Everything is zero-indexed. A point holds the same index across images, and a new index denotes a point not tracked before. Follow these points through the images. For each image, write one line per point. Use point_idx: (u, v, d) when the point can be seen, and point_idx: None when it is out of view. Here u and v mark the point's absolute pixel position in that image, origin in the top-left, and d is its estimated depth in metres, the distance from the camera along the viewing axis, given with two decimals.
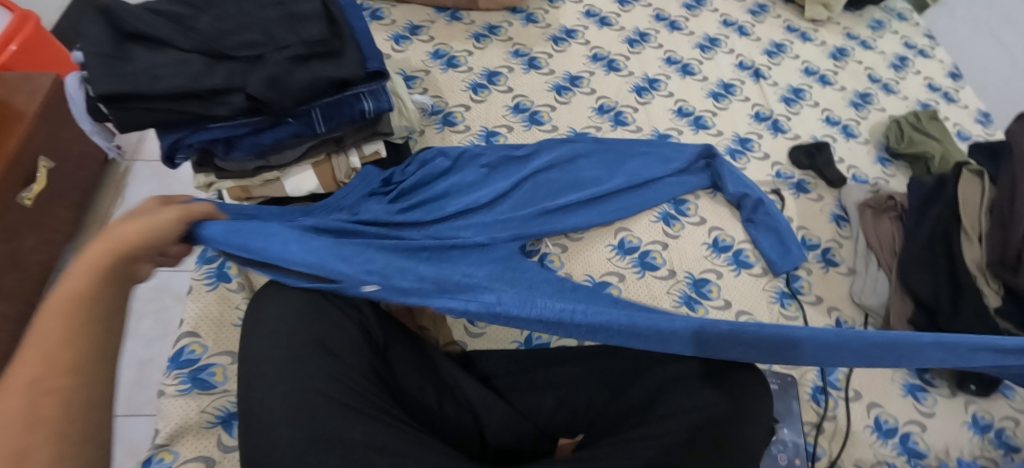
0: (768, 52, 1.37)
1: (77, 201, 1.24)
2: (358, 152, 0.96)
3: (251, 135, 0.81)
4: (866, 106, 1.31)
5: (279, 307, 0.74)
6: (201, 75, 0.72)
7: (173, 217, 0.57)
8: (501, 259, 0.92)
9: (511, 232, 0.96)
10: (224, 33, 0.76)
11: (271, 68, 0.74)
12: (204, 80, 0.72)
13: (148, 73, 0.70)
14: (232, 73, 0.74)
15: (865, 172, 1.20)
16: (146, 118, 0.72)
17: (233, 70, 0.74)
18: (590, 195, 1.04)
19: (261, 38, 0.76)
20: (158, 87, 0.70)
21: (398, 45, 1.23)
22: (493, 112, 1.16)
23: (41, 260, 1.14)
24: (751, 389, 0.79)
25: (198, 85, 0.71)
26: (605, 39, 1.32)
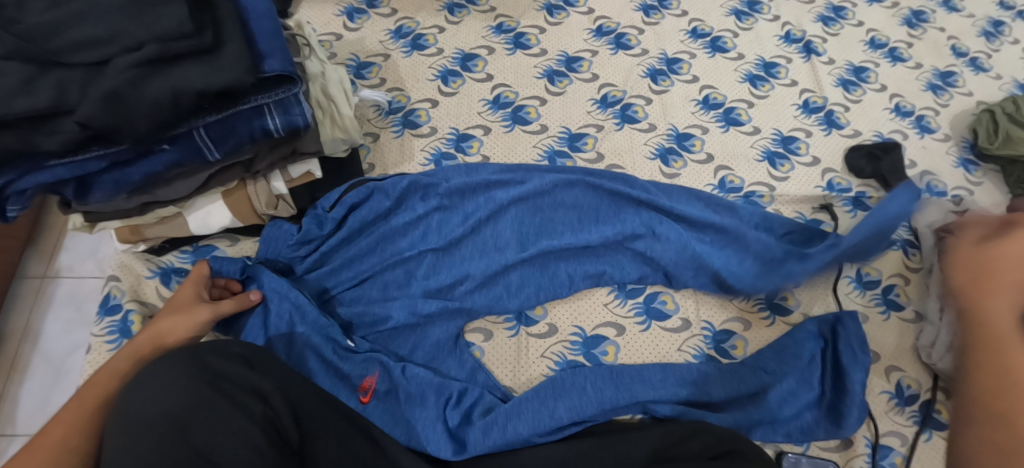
0: (824, 18, 1.08)
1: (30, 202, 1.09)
2: (284, 175, 0.75)
3: (113, 169, 0.61)
4: (949, 89, 1.02)
5: (150, 405, 0.56)
6: (14, 94, 0.52)
7: (204, 316, 0.70)
8: (434, 346, 0.77)
9: (449, 303, 0.78)
10: (54, 28, 0.53)
11: (108, 83, 0.53)
12: (18, 101, 0.51)
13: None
14: (63, 87, 0.53)
15: (943, 181, 0.94)
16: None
17: (63, 82, 0.53)
18: (563, 245, 0.81)
19: (103, 33, 0.54)
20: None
21: (352, 21, 0.99)
22: (466, 107, 0.93)
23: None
24: None
25: (9, 109, 0.51)
26: (613, 6, 1.06)
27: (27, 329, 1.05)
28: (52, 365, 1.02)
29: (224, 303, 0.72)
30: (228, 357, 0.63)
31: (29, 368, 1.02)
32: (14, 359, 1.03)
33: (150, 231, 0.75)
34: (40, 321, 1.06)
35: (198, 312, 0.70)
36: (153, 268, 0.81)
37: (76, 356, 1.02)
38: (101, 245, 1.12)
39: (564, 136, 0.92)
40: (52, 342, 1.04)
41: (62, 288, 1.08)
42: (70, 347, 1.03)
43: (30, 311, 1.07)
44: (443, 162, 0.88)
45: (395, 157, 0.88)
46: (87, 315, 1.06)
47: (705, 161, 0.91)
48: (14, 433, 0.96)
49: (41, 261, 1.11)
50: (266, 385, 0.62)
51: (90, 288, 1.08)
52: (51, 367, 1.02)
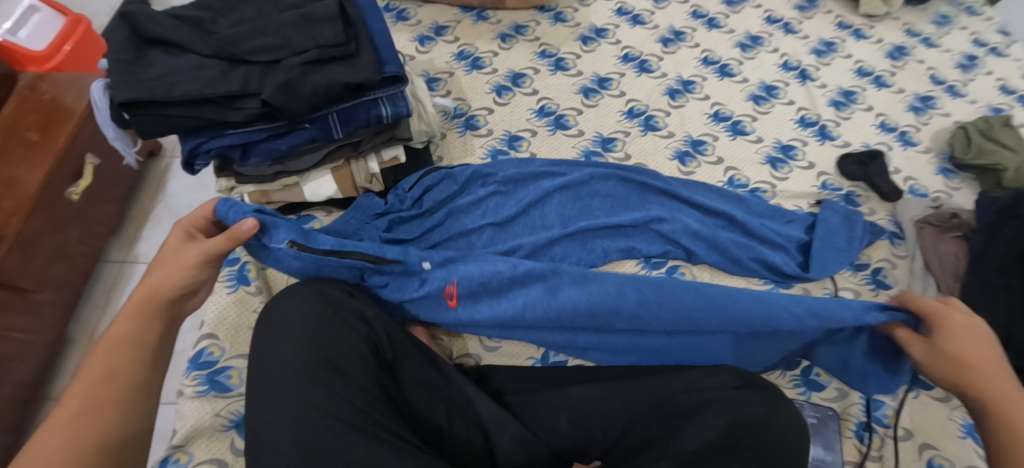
0: (817, 50, 1.27)
1: (125, 194, 1.24)
2: (377, 157, 0.94)
3: (267, 140, 0.80)
4: (929, 111, 1.18)
5: (285, 320, 0.72)
6: (217, 80, 0.70)
7: (194, 257, 0.70)
8: None
9: None
10: (241, 37, 0.73)
11: (285, 74, 0.71)
12: (221, 85, 0.70)
13: (166, 79, 0.70)
14: (248, 78, 0.72)
15: (925, 185, 1.09)
16: (163, 124, 0.71)
17: (249, 74, 0.72)
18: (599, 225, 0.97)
19: (279, 41, 0.74)
20: (175, 93, 0.69)
21: (422, 46, 1.20)
22: (517, 115, 1.11)
23: (86, 252, 1.13)
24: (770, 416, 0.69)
25: (215, 90, 0.70)
26: (638, 38, 1.25)
27: (106, 306, 1.19)
28: None
29: (212, 241, 0.71)
30: (338, 289, 0.78)
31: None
32: (93, 333, 1.16)
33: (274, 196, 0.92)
34: (117, 301, 1.19)
35: (187, 253, 0.71)
36: None
37: None
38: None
39: (597, 139, 1.10)
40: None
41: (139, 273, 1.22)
42: None
43: (109, 291, 1.21)
44: (498, 157, 1.06)
45: (459, 152, 1.07)
46: None
47: (716, 163, 1.08)
48: None
49: (123, 249, 1.25)
50: (368, 312, 0.77)
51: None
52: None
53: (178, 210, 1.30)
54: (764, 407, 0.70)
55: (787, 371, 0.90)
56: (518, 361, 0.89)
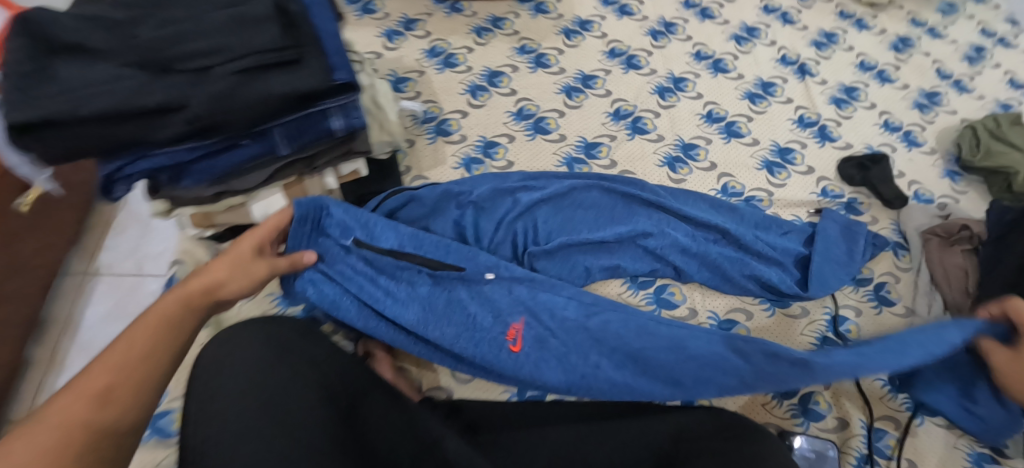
0: (817, 43, 1.18)
1: (81, 204, 1.15)
2: (335, 172, 0.85)
3: (202, 160, 0.71)
4: (934, 108, 1.11)
5: (229, 363, 0.64)
6: (135, 94, 0.61)
7: (262, 272, 0.67)
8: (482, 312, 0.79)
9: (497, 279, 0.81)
10: (166, 42, 0.64)
11: (215, 85, 0.63)
12: (141, 99, 0.61)
13: (75, 93, 0.60)
14: (174, 89, 0.62)
15: (930, 189, 1.01)
16: (74, 146, 0.61)
17: (175, 85, 0.63)
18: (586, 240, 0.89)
19: (211, 45, 0.64)
20: (85, 110, 0.59)
21: (390, 41, 1.10)
22: (493, 118, 1.03)
23: (43, 264, 1.05)
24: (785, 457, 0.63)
25: (134, 104, 0.61)
26: (625, 31, 1.16)
27: (68, 321, 1.11)
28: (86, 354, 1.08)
29: (281, 262, 0.71)
30: (289, 331, 0.71)
31: (66, 358, 1.07)
32: (54, 350, 1.08)
33: (218, 218, 0.84)
34: (80, 315, 1.11)
35: (258, 268, 0.67)
36: (212, 254, 0.90)
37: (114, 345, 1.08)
38: (143, 243, 1.19)
39: (580, 144, 1.01)
40: (91, 334, 1.09)
41: (101, 284, 1.15)
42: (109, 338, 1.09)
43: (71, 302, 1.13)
44: (473, 166, 0.98)
45: (430, 161, 0.98)
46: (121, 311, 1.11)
47: (709, 169, 1.00)
48: None
49: (82, 258, 1.18)
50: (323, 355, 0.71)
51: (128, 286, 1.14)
52: (87, 354, 1.07)
53: (143, 216, 1.22)
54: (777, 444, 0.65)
55: (784, 400, 0.83)
56: (492, 395, 0.86)
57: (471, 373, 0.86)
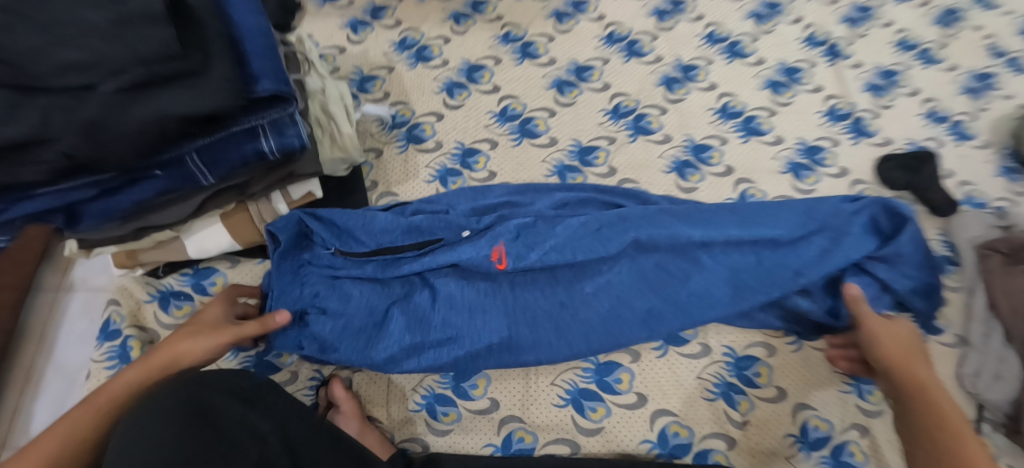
0: (849, 18, 1.02)
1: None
2: (284, 196, 0.75)
3: (102, 197, 0.60)
4: (988, 92, 0.95)
5: (137, 453, 0.52)
6: None
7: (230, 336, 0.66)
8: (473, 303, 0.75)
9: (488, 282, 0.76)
10: (32, 53, 0.51)
11: (92, 110, 0.52)
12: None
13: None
14: (48, 113, 0.52)
15: (985, 191, 0.85)
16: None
17: (48, 108, 0.52)
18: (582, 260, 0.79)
19: (88, 57, 0.52)
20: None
21: (355, 33, 0.97)
22: (472, 121, 0.89)
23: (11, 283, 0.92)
24: None
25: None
26: (626, 12, 1.01)
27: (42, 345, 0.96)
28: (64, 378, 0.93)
29: (247, 326, 0.67)
30: (223, 394, 0.61)
31: (42, 381, 0.93)
32: (29, 370, 0.94)
33: (145, 254, 0.74)
34: (55, 331, 0.97)
35: (222, 333, 0.66)
36: (151, 293, 0.80)
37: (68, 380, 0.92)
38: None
39: (574, 149, 0.88)
40: (67, 354, 0.95)
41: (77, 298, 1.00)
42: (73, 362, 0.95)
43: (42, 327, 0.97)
44: (449, 179, 0.85)
45: (400, 175, 0.86)
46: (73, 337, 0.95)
47: (724, 174, 0.86)
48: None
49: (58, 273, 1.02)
50: (262, 426, 0.61)
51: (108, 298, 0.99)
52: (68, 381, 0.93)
53: None
54: None
55: (812, 452, 0.70)
56: (473, 448, 0.74)
57: (450, 424, 0.75)
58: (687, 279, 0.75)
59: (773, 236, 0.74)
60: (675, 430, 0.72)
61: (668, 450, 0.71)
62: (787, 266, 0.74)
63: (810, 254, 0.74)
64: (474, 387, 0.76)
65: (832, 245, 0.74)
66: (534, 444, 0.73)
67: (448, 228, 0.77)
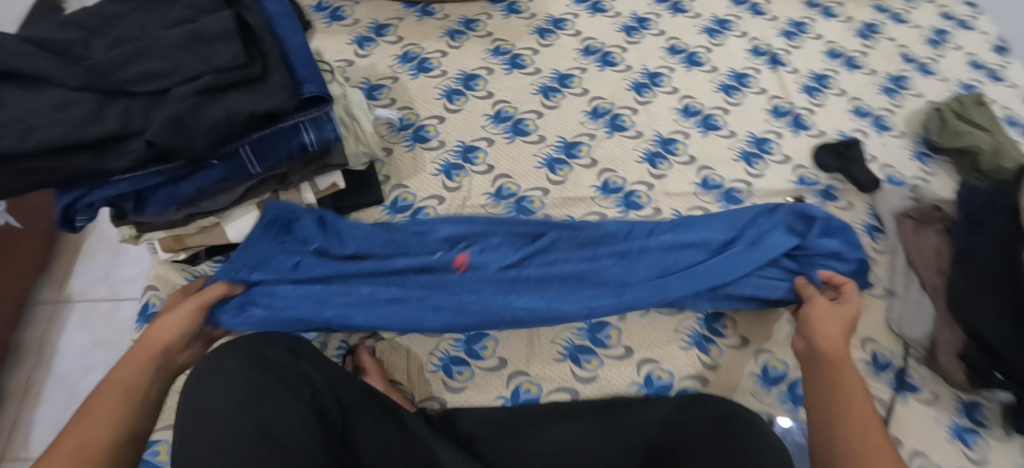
0: (786, 32, 1.20)
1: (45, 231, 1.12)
2: (312, 186, 0.86)
3: (168, 185, 0.71)
4: (901, 92, 1.13)
5: (217, 392, 0.63)
6: (87, 121, 0.60)
7: (194, 306, 0.74)
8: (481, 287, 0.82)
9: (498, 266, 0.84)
10: (115, 63, 0.63)
11: (173, 108, 0.61)
12: (92, 126, 0.59)
13: (20, 123, 0.58)
14: (129, 114, 0.62)
15: (902, 172, 1.02)
16: (17, 181, 0.59)
17: (129, 110, 0.62)
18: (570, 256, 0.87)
19: (165, 66, 0.64)
20: (29, 143, 0.57)
21: (362, 48, 1.10)
22: (471, 122, 1.02)
23: (12, 296, 1.03)
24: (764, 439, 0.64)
25: (85, 133, 0.59)
26: (598, 28, 1.17)
27: (41, 356, 1.06)
28: (66, 388, 1.03)
29: (212, 290, 0.76)
30: (279, 347, 0.72)
31: (44, 391, 1.02)
32: (27, 383, 1.03)
33: (191, 240, 0.83)
34: (53, 344, 1.07)
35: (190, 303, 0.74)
36: (188, 277, 0.88)
37: (91, 378, 1.03)
38: (114, 269, 1.14)
39: (560, 144, 1.01)
40: (65, 366, 1.05)
41: (76, 312, 1.10)
42: (84, 370, 1.04)
43: (43, 337, 1.08)
44: (452, 172, 0.97)
45: (409, 170, 0.97)
46: (99, 339, 1.07)
47: (689, 163, 1.01)
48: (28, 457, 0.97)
49: (55, 288, 1.13)
50: (311, 370, 0.71)
51: (104, 312, 1.10)
52: (67, 388, 1.02)
53: (114, 241, 1.18)
54: (762, 433, 0.66)
55: (772, 386, 0.82)
56: (486, 401, 0.84)
57: (464, 380, 0.85)
58: (630, 274, 0.85)
59: (706, 240, 0.86)
60: (658, 374, 0.84)
61: (651, 390, 0.83)
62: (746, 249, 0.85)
63: (760, 238, 0.87)
64: (484, 348, 0.87)
65: (762, 246, 0.85)
66: (539, 393, 0.84)
67: (418, 247, 0.86)
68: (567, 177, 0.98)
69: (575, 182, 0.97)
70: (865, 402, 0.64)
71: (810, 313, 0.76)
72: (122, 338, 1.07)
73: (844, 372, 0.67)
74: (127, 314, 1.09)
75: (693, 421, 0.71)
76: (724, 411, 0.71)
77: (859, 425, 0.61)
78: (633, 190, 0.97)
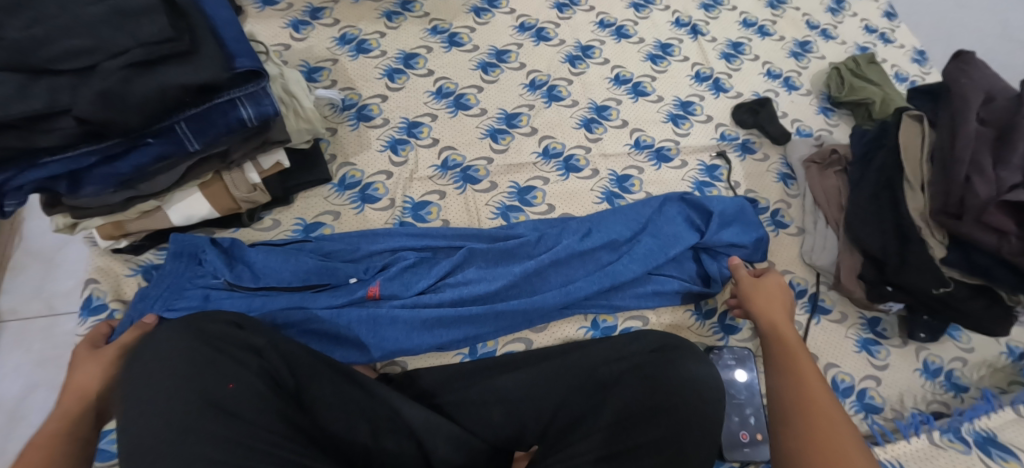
0: (704, 5, 1.30)
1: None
2: (256, 165, 0.84)
3: (102, 165, 0.70)
4: (806, 55, 1.24)
5: (155, 372, 0.58)
6: (13, 99, 0.60)
7: (113, 351, 0.71)
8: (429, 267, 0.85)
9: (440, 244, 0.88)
10: (37, 41, 0.62)
11: (103, 82, 0.62)
12: (19, 104, 0.60)
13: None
14: (55, 92, 0.61)
15: (810, 125, 1.13)
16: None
17: (55, 88, 0.62)
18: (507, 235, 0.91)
19: (90, 43, 0.63)
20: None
21: (298, 32, 1.11)
22: (413, 99, 1.05)
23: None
24: (689, 374, 0.68)
25: (10, 111, 0.59)
26: (531, 6, 1.22)
27: None
28: (3, 411, 0.95)
29: (124, 335, 0.72)
30: (219, 321, 0.65)
31: None
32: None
33: (132, 225, 0.82)
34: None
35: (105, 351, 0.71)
36: (133, 267, 0.86)
37: (33, 397, 0.96)
38: (48, 282, 1.06)
39: (501, 116, 1.06)
40: (2, 388, 0.96)
41: (8, 331, 1.01)
42: (24, 389, 0.97)
43: None
44: (398, 147, 1.00)
45: (354, 147, 0.99)
46: (39, 356, 0.99)
47: (622, 126, 1.08)
48: None
49: None
50: (258, 340, 0.64)
51: (41, 328, 1.02)
52: (5, 411, 0.94)
53: (48, 253, 1.09)
54: (694, 365, 0.69)
55: (705, 320, 0.90)
56: (445, 359, 0.84)
57: None
58: (546, 282, 0.86)
59: (615, 238, 0.89)
60: (603, 317, 0.88)
61: (599, 331, 0.87)
62: (663, 218, 0.92)
63: (676, 208, 0.94)
64: None
65: (668, 249, 0.89)
66: (495, 347, 0.85)
67: (336, 273, 0.82)
68: (509, 146, 1.03)
69: (516, 149, 1.02)
70: (820, 379, 0.63)
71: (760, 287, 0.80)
72: (65, 353, 1.00)
73: (791, 340, 0.71)
74: (69, 328, 1.02)
75: (642, 355, 0.73)
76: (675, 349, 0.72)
77: (811, 398, 0.61)
78: (572, 154, 1.03)
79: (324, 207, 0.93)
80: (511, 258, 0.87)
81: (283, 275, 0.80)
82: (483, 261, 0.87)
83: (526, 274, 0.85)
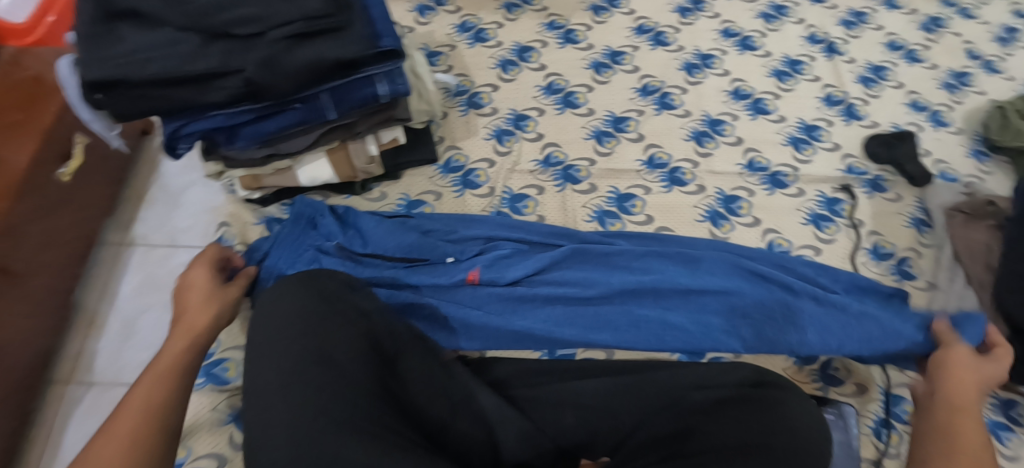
0: (845, 22, 1.19)
1: (113, 178, 1.15)
2: (376, 139, 0.88)
3: (254, 122, 0.76)
4: (963, 88, 1.10)
5: (277, 317, 0.63)
6: (192, 57, 0.67)
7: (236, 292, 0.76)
8: (529, 260, 0.85)
9: (541, 237, 0.88)
10: (216, 7, 0.69)
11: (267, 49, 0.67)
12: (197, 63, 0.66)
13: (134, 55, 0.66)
14: (228, 54, 0.68)
15: (956, 168, 1.00)
16: (131, 107, 0.68)
17: (229, 50, 0.68)
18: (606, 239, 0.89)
19: (258, 12, 0.69)
20: (149, 70, 0.65)
21: (422, 16, 1.15)
22: (523, 92, 1.06)
23: (80, 236, 1.05)
24: (794, 420, 0.62)
25: (192, 68, 0.66)
26: (653, 8, 1.18)
27: (107, 289, 1.09)
28: (125, 325, 1.06)
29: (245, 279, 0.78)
30: (336, 281, 0.69)
31: (106, 325, 1.06)
32: (93, 316, 1.07)
33: (265, 180, 0.88)
34: (116, 282, 1.10)
35: (228, 290, 0.75)
36: (259, 217, 0.93)
37: (147, 317, 1.06)
38: (171, 217, 1.16)
39: (609, 119, 1.04)
40: (125, 304, 1.08)
41: (137, 254, 1.13)
42: (142, 309, 1.07)
43: (109, 274, 1.11)
44: (504, 138, 1.01)
45: (462, 132, 1.01)
46: (158, 282, 1.10)
47: (736, 143, 1.02)
48: (92, 382, 1.00)
49: (118, 231, 1.16)
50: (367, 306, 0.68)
51: (160, 257, 1.12)
52: (126, 327, 1.05)
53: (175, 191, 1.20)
54: (799, 411, 0.64)
55: (805, 365, 0.83)
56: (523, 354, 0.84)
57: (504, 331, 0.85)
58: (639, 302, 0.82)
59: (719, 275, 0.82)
60: None
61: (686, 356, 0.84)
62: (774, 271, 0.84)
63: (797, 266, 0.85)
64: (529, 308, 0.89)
65: (789, 329, 0.78)
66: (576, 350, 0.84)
67: (435, 250, 0.84)
68: (614, 150, 1.00)
69: (621, 154, 1.00)
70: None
71: (956, 406, 0.64)
72: None
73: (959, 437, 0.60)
74: (182, 260, 1.12)
75: (743, 389, 0.68)
76: (776, 390, 0.67)
77: None
78: (678, 167, 0.99)
79: (427, 187, 0.96)
80: (609, 265, 0.85)
81: (393, 250, 0.84)
82: (577, 262, 0.85)
83: (623, 290, 0.82)
